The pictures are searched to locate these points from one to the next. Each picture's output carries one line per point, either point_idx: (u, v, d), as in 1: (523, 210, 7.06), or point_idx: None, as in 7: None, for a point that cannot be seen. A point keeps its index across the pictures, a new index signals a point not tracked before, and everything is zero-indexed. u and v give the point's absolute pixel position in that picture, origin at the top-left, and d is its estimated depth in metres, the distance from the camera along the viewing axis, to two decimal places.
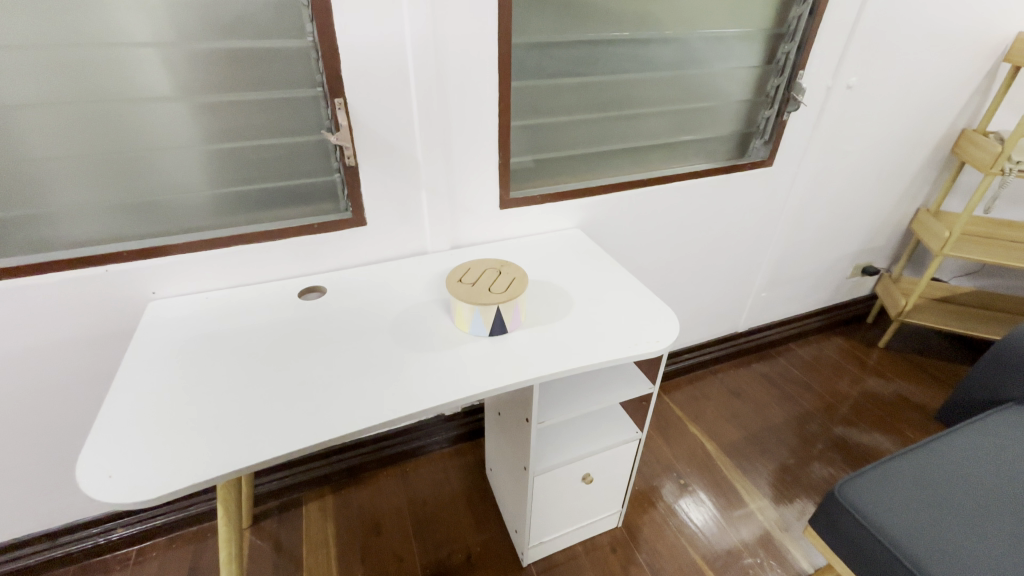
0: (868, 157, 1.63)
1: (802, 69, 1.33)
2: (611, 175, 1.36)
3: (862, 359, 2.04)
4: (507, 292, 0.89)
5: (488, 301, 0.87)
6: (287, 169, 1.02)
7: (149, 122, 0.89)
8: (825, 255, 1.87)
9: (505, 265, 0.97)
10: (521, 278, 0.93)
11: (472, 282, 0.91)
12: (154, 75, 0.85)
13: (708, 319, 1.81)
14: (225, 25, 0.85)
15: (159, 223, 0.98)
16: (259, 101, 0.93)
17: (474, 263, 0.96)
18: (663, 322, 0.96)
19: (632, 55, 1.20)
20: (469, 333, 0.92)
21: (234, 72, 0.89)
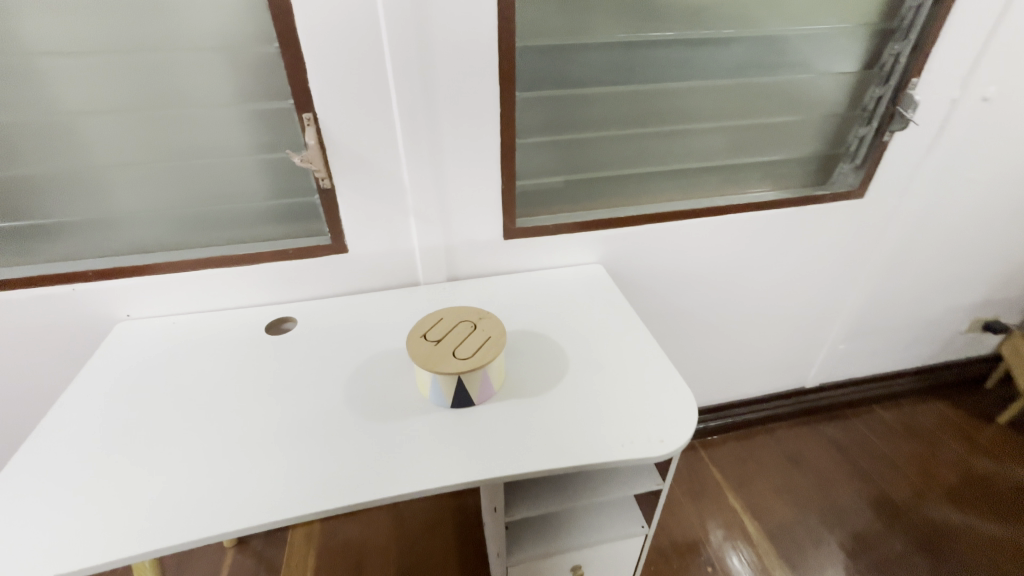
0: (1006, 190, 1.25)
1: (915, 76, 1.01)
2: (647, 201, 1.13)
3: (972, 436, 1.62)
4: (473, 358, 0.72)
5: (446, 370, 0.70)
6: (305, 184, 0.93)
7: (198, 130, 0.84)
8: (930, 304, 1.49)
9: (484, 317, 0.79)
10: (496, 337, 0.75)
11: (436, 340, 0.75)
12: (195, 82, 0.81)
13: (766, 371, 1.52)
14: (245, 28, 0.78)
15: (205, 233, 0.95)
16: (287, 111, 0.85)
17: (446, 312, 0.80)
18: (676, 411, 0.73)
19: (682, 59, 0.97)
20: (430, 401, 0.77)
21: (219, 83, 0.81)
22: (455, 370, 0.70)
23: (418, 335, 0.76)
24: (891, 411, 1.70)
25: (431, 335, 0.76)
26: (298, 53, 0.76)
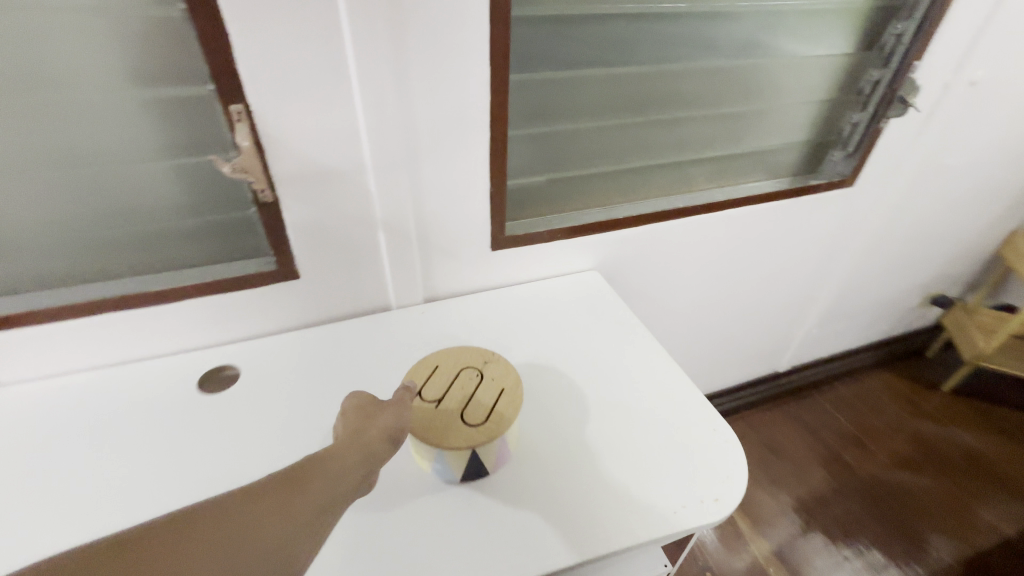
0: (972, 173, 1.26)
1: (916, 59, 0.96)
2: (641, 197, 1.02)
3: (920, 404, 1.72)
4: (488, 421, 0.57)
5: (457, 441, 0.56)
6: (234, 195, 0.72)
7: (77, 126, 0.61)
8: (893, 285, 1.53)
9: (490, 360, 0.65)
10: (511, 387, 0.61)
11: (435, 398, 0.60)
12: (73, 57, 0.57)
13: (746, 362, 1.51)
14: None
15: (102, 261, 0.72)
16: (203, 100, 0.64)
17: (441, 357, 0.65)
18: (723, 460, 0.65)
19: (687, 36, 0.85)
20: (431, 473, 0.61)
21: (106, 59, 0.58)
22: (468, 441, 0.56)
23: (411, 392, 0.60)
24: (851, 387, 1.76)
25: (428, 392, 0.60)
26: (216, 18, 0.55)
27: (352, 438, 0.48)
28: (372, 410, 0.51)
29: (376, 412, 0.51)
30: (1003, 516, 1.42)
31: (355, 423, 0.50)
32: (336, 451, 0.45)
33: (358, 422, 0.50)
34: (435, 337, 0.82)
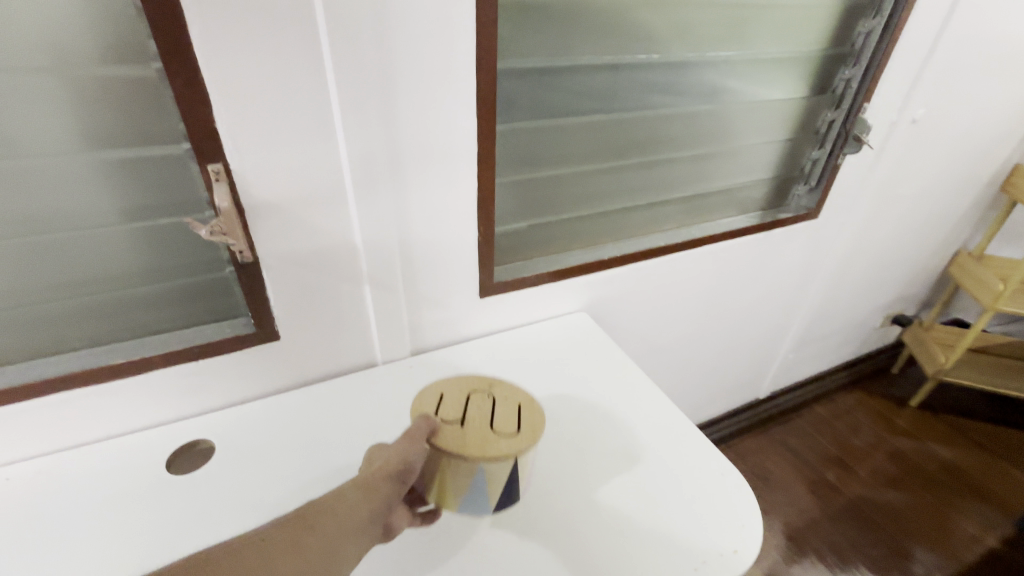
0: (920, 202, 1.36)
1: (866, 100, 1.03)
2: (622, 237, 1.04)
3: (893, 420, 1.78)
4: (522, 431, 0.55)
5: (499, 452, 0.52)
6: (208, 256, 0.68)
7: (34, 191, 0.56)
8: (858, 309, 1.60)
9: (495, 381, 0.62)
10: (528, 401, 0.60)
11: (456, 422, 0.55)
12: (37, 121, 0.53)
13: (729, 391, 1.52)
14: (101, 43, 0.52)
15: (59, 334, 0.66)
16: (177, 159, 0.61)
17: (445, 384, 0.61)
18: (735, 508, 0.65)
19: (660, 84, 0.88)
20: (459, 508, 0.57)
21: (76, 121, 0.55)
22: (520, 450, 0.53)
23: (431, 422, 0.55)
24: (827, 408, 1.80)
25: (447, 417, 0.56)
26: (195, 78, 0.53)
27: (341, 507, 0.45)
28: (372, 482, 0.49)
29: (378, 481, 0.49)
30: (984, 527, 1.46)
31: (351, 492, 0.47)
32: (317, 523, 0.43)
33: (354, 494, 0.47)
34: None
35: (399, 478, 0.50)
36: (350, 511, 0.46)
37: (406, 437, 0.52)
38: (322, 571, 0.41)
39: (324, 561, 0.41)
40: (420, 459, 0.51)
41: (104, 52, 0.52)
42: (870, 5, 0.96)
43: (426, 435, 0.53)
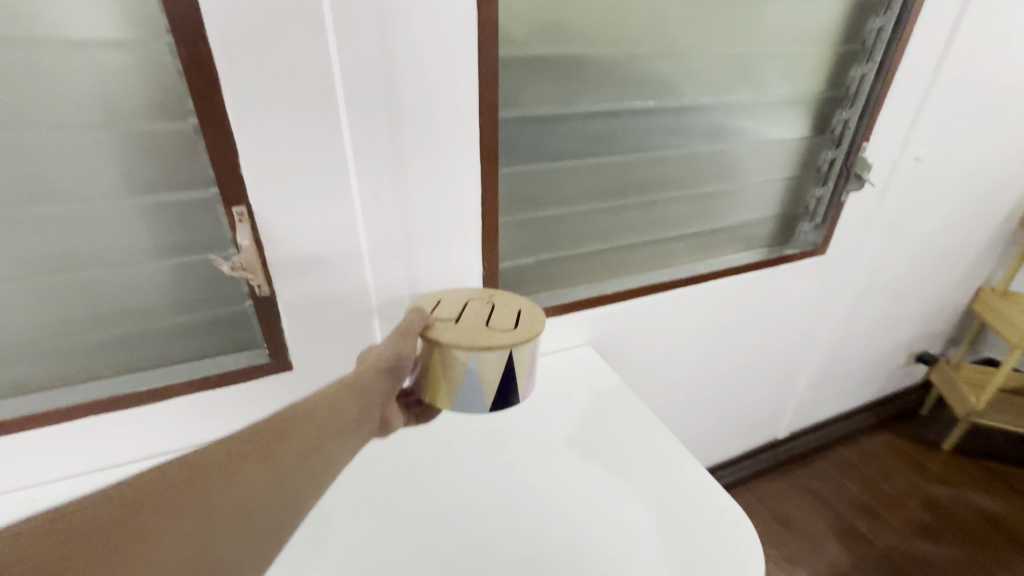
0: (932, 238, 1.35)
1: (864, 140, 1.06)
2: (627, 274, 1.06)
3: (924, 464, 1.70)
4: (518, 327, 0.65)
5: (496, 340, 0.62)
6: (229, 290, 0.73)
7: (79, 231, 0.62)
8: (878, 346, 1.56)
9: (495, 295, 0.73)
10: (525, 307, 0.70)
11: (456, 318, 0.66)
12: (86, 170, 0.60)
13: (745, 431, 1.48)
14: (146, 103, 0.59)
15: (91, 362, 0.71)
16: (206, 202, 0.67)
17: (444, 296, 0.71)
18: (738, 548, 0.64)
19: (659, 128, 0.92)
20: (456, 402, 0.65)
21: (120, 170, 0.61)
22: (506, 341, 0.62)
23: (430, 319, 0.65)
24: (854, 451, 1.73)
25: (448, 314, 0.67)
26: (226, 132, 0.59)
27: (319, 414, 0.48)
28: (361, 384, 0.54)
29: (370, 377, 0.56)
30: None
31: (338, 394, 0.52)
32: (292, 430, 0.46)
33: (338, 398, 0.51)
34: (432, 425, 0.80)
35: (394, 372, 0.58)
36: (334, 413, 0.50)
37: (402, 329, 0.61)
38: (299, 469, 0.44)
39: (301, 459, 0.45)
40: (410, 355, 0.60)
41: (148, 110, 0.59)
42: (862, 52, 1.00)
43: (421, 328, 0.63)
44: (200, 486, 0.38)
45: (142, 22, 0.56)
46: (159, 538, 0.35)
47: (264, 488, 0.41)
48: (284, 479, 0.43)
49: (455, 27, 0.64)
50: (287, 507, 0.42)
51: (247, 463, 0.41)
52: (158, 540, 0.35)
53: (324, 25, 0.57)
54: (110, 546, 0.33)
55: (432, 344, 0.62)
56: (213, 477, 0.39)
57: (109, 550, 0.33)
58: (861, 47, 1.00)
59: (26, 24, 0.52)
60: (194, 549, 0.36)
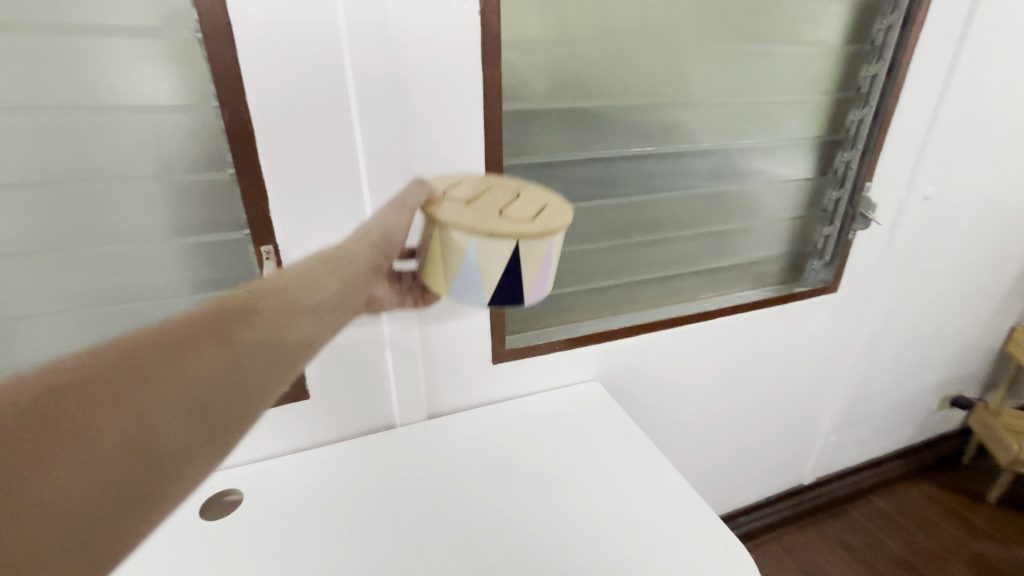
0: (952, 276, 1.33)
1: (868, 179, 1.08)
2: (633, 311, 1.08)
3: (968, 517, 1.59)
4: (535, 220, 0.57)
5: (501, 229, 0.55)
6: None
7: (128, 267, 0.70)
8: (905, 388, 1.51)
9: (526, 187, 0.66)
10: (551, 203, 0.62)
11: (468, 201, 0.61)
12: (139, 213, 0.68)
13: (767, 474, 1.44)
14: (193, 156, 0.68)
15: None
16: (238, 242, 0.74)
17: (466, 178, 0.66)
18: None
19: (661, 171, 0.96)
20: (453, 293, 0.61)
21: (166, 213, 0.70)
22: (509, 230, 0.55)
23: (437, 198, 0.61)
24: (889, 501, 1.64)
25: (461, 197, 0.62)
26: (260, 182, 0.68)
27: (295, 292, 0.47)
28: (342, 254, 0.52)
29: (353, 246, 0.54)
30: None
31: (314, 267, 0.50)
32: (262, 306, 0.45)
33: (313, 271, 0.50)
34: (439, 457, 0.82)
35: (381, 245, 0.56)
36: (306, 288, 0.48)
37: (398, 199, 0.58)
38: (263, 348, 0.44)
39: (266, 338, 0.44)
40: (399, 232, 0.58)
41: (195, 162, 0.68)
42: (858, 97, 1.05)
43: (421, 202, 0.59)
44: (144, 367, 0.38)
45: (196, 90, 0.65)
46: (101, 421, 0.35)
47: (223, 369, 0.41)
48: (241, 363, 0.42)
49: (461, 85, 0.73)
50: (244, 393, 0.42)
51: (201, 342, 0.41)
52: (99, 422, 0.35)
53: (347, 92, 0.67)
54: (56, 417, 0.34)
55: (431, 221, 0.58)
56: (159, 358, 0.39)
57: (46, 433, 0.34)
58: (857, 93, 1.04)
59: (100, 94, 0.62)
60: (142, 433, 0.37)
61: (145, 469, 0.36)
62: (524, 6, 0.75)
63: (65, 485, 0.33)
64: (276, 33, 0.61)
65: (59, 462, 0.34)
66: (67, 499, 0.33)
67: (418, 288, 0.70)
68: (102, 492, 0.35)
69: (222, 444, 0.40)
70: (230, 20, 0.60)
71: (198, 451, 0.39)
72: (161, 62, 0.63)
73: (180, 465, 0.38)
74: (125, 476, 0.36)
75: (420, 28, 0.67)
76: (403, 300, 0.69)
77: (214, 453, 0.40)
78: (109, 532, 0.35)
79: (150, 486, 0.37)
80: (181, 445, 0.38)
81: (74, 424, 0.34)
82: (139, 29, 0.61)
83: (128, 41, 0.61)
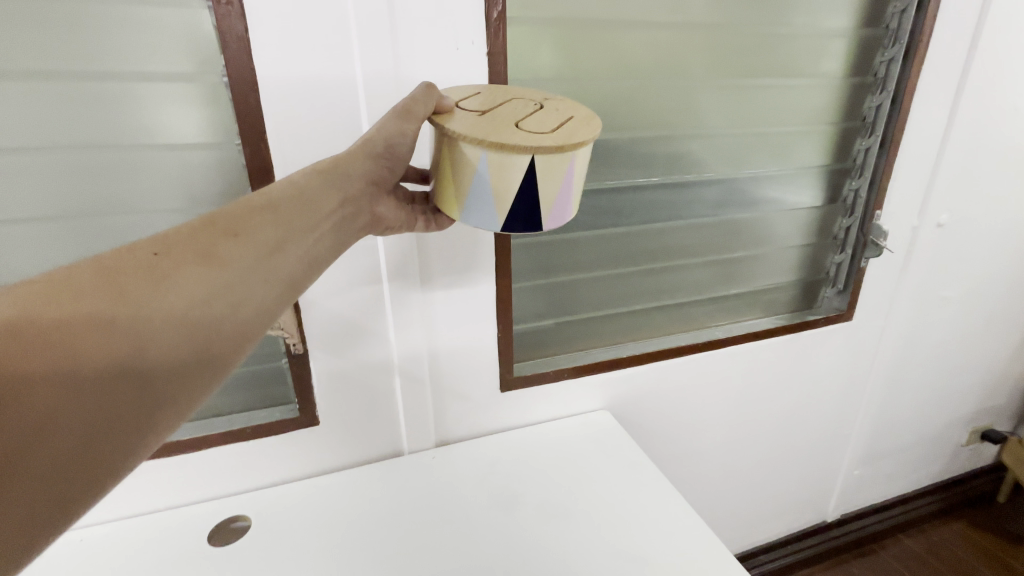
0: (973, 304, 1.30)
1: (878, 208, 1.08)
2: (642, 338, 1.08)
3: (1006, 561, 1.49)
4: (554, 132, 0.56)
5: (517, 142, 0.54)
6: (267, 350, 0.80)
7: None
8: (931, 421, 1.46)
9: (549, 99, 0.64)
10: (573, 116, 0.60)
11: (485, 112, 0.60)
12: None
13: (787, 509, 1.38)
14: (217, 190, 0.72)
15: None
16: None
17: (484, 90, 0.65)
18: None
19: (668, 201, 0.97)
20: (464, 215, 0.61)
21: None
22: (522, 143, 0.54)
23: (449, 107, 0.60)
24: (920, 541, 1.55)
25: (476, 108, 0.61)
26: None
27: (291, 210, 0.53)
28: (334, 172, 0.56)
29: (347, 162, 0.57)
30: None
31: (302, 189, 0.54)
32: (256, 224, 0.51)
33: (301, 193, 0.54)
34: (445, 486, 0.81)
35: (382, 157, 0.59)
36: (293, 211, 0.53)
37: (404, 107, 0.58)
38: (258, 261, 0.49)
39: (260, 248, 0.50)
40: (404, 143, 0.59)
41: (218, 195, 0.72)
42: (863, 127, 1.05)
43: (428, 111, 0.59)
44: (132, 287, 0.43)
45: (221, 129, 0.69)
46: (92, 336, 0.40)
47: (216, 281, 0.46)
48: (234, 278, 0.47)
49: None
50: (238, 308, 0.47)
51: (188, 264, 0.46)
52: (91, 337, 0.40)
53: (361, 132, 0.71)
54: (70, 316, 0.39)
55: (441, 131, 0.58)
56: (143, 279, 0.43)
57: (62, 327, 0.39)
58: (862, 123, 1.05)
59: (132, 135, 0.67)
60: (132, 347, 0.41)
61: (139, 378, 0.41)
62: (531, 45, 0.78)
63: (62, 393, 0.38)
64: (296, 76, 0.66)
65: (54, 371, 0.38)
66: (67, 405, 0.38)
67: (430, 210, 0.69)
68: (99, 400, 0.39)
69: (214, 353, 0.46)
70: (254, 65, 0.64)
71: (188, 370, 0.44)
72: (190, 104, 0.67)
73: (174, 379, 0.43)
74: (119, 386, 0.40)
75: (431, 68, 0.71)
76: (414, 222, 0.68)
77: (205, 368, 0.45)
78: (111, 433, 0.40)
79: (144, 395, 0.42)
80: (171, 360, 0.43)
81: (65, 338, 0.39)
82: (172, 75, 0.66)
83: (161, 86, 0.66)
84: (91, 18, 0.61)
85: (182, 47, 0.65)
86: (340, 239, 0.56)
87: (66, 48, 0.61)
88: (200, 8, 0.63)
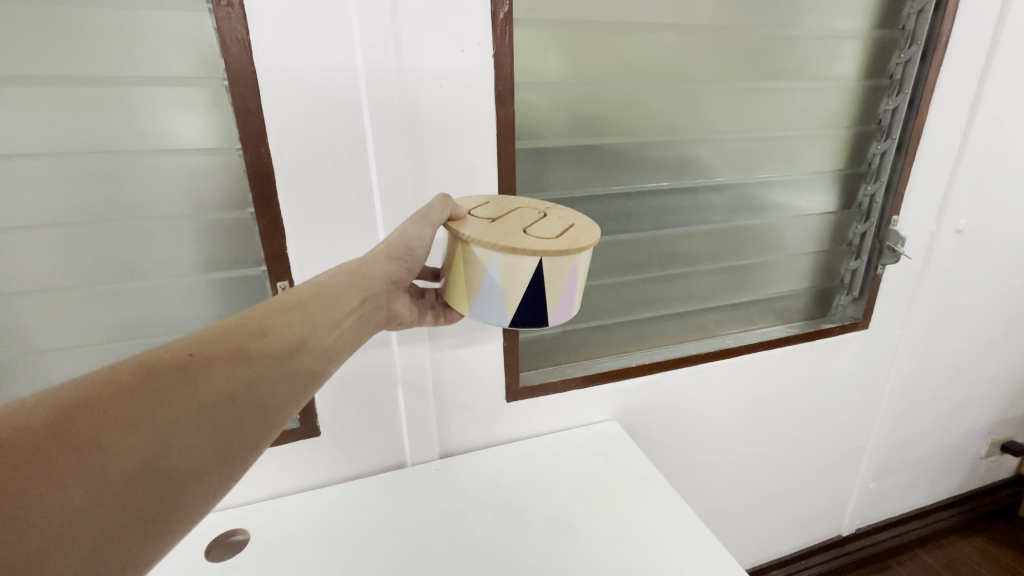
0: (992, 312, 1.26)
1: (896, 213, 1.04)
2: (651, 348, 1.05)
3: None
4: (562, 238, 0.56)
5: (526, 247, 0.54)
6: None
7: (156, 301, 0.73)
8: (950, 431, 1.41)
9: (553, 208, 0.65)
10: (579, 223, 0.61)
11: (494, 220, 0.60)
12: (167, 251, 0.71)
13: (802, 522, 1.35)
14: (220, 196, 0.71)
15: None
16: (252, 276, 0.76)
17: (491, 199, 0.66)
18: None
19: (678, 207, 0.95)
20: (473, 315, 0.59)
21: (193, 251, 0.72)
22: (532, 247, 0.53)
23: (462, 215, 0.62)
24: (938, 556, 1.51)
25: (485, 216, 0.61)
26: (277, 221, 0.70)
27: (317, 303, 0.50)
28: (357, 271, 0.55)
29: (369, 263, 0.56)
30: None
31: (327, 288, 0.52)
32: (285, 316, 0.48)
33: (327, 291, 0.52)
34: (449, 499, 0.79)
35: (402, 261, 0.58)
36: (320, 306, 0.50)
37: (421, 214, 0.59)
38: (283, 356, 0.46)
39: (286, 343, 0.46)
40: (421, 249, 0.59)
41: (219, 202, 0.71)
42: (879, 130, 1.03)
43: (443, 218, 0.60)
44: (162, 387, 0.39)
45: (224, 135, 0.68)
46: (116, 439, 0.36)
47: (242, 379, 0.43)
48: (260, 375, 0.44)
49: (476, 127, 0.74)
50: (262, 407, 0.44)
51: (220, 360, 0.42)
52: (117, 440, 0.36)
53: (364, 139, 0.69)
54: (96, 416, 0.36)
55: (452, 237, 0.58)
56: (174, 378, 0.40)
57: (88, 425, 0.36)
58: (877, 126, 1.03)
59: (134, 140, 0.65)
60: (155, 448, 0.37)
61: (160, 484, 0.37)
62: (539, 49, 0.77)
63: (79, 499, 0.34)
64: (298, 81, 0.65)
65: (74, 474, 0.34)
66: (85, 511, 0.34)
67: (440, 304, 0.69)
68: (116, 510, 0.35)
69: (233, 456, 0.42)
70: (255, 66, 0.63)
71: (210, 472, 0.40)
72: (192, 109, 0.66)
73: (194, 485, 0.39)
74: (139, 494, 0.36)
75: (436, 72, 0.69)
76: (424, 317, 0.68)
77: (225, 472, 0.41)
78: (122, 546, 0.36)
79: (163, 504, 0.37)
80: (192, 466, 0.39)
81: (92, 441, 0.36)
82: (176, 79, 0.65)
83: (164, 90, 0.65)
84: (93, 19, 0.60)
85: (186, 52, 0.64)
86: (357, 336, 0.54)
87: (68, 51, 0.60)
88: (202, 10, 0.62)
